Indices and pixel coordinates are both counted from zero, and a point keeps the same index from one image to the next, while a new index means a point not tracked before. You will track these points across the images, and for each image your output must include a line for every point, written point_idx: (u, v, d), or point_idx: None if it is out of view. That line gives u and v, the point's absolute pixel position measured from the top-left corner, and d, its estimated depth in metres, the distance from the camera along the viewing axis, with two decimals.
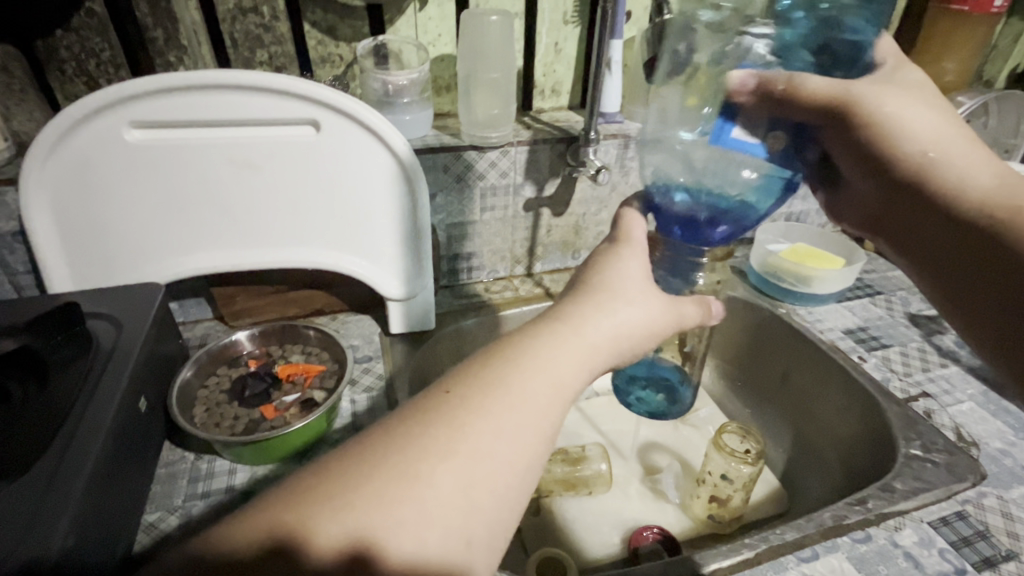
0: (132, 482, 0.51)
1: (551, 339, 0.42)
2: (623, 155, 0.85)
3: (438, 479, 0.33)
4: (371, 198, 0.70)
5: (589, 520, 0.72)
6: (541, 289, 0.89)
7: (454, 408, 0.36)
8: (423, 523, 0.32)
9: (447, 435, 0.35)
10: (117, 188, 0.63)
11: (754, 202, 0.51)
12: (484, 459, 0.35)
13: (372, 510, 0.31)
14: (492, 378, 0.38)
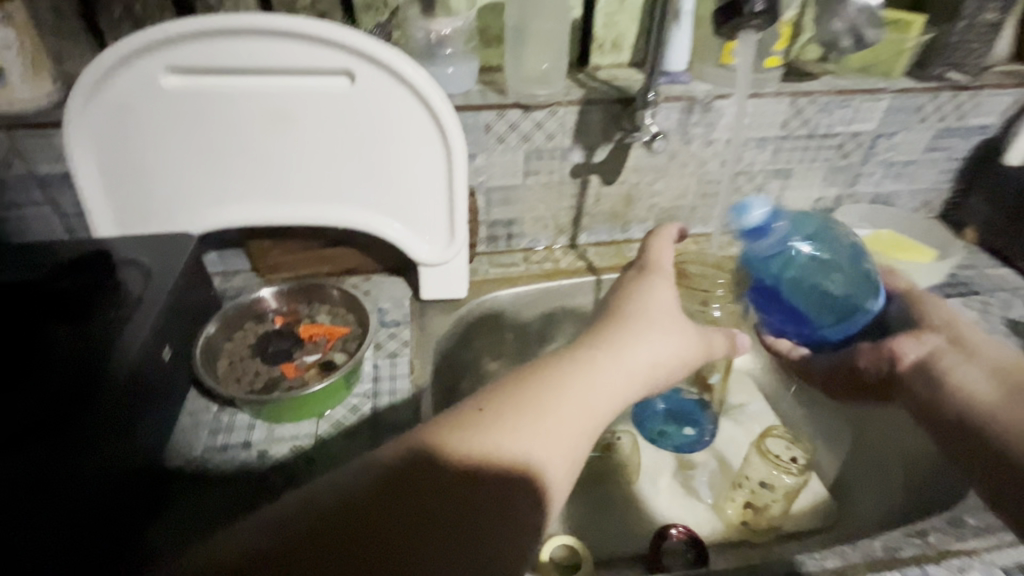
0: (152, 431, 0.52)
1: (614, 329, 0.45)
2: (686, 121, 0.76)
3: (485, 485, 0.33)
4: (407, 156, 0.66)
5: (612, 510, 0.68)
6: (584, 262, 0.83)
7: (518, 378, 0.40)
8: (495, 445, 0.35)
9: (520, 386, 0.39)
10: (154, 134, 0.62)
11: (802, 242, 0.60)
12: (530, 459, 0.35)
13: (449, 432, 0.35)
14: (548, 370, 0.40)
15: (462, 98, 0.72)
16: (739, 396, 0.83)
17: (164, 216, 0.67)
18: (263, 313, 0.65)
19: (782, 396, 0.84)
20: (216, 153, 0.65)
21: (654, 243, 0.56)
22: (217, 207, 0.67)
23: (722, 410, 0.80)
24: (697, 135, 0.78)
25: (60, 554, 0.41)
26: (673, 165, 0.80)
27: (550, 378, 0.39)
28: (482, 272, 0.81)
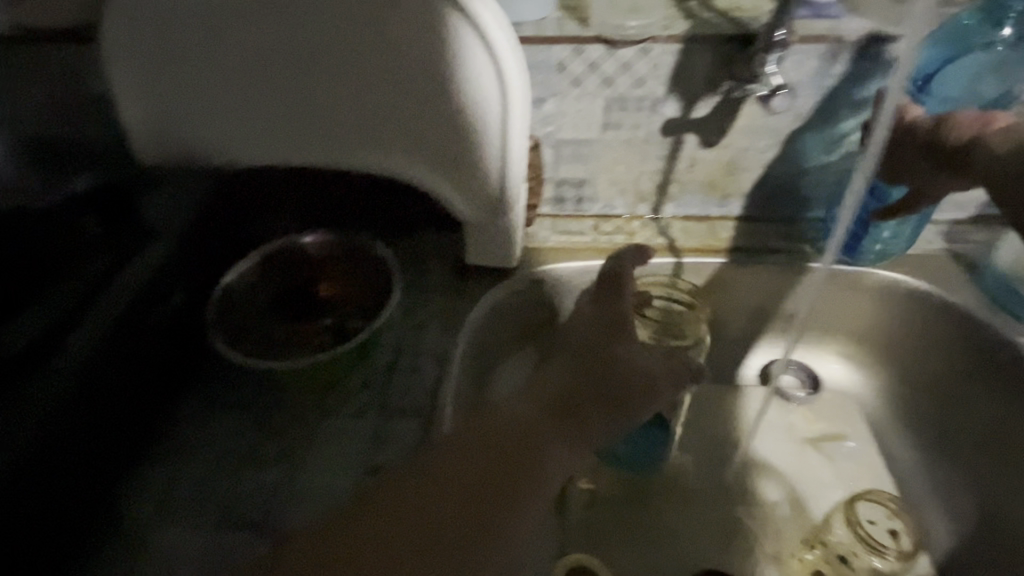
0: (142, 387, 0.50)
1: (586, 367, 0.46)
2: (825, 71, 0.58)
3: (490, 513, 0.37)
4: (456, 102, 0.55)
5: (649, 536, 0.59)
6: (664, 239, 0.69)
7: (496, 424, 0.42)
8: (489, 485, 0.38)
9: (498, 446, 0.40)
10: (186, 56, 0.56)
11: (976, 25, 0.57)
12: (516, 481, 0.39)
13: (441, 485, 0.38)
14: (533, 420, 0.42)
15: (534, 27, 0.59)
16: (836, 426, 0.67)
17: (197, 147, 0.62)
18: (290, 263, 0.60)
19: (893, 434, 0.67)
20: (246, 81, 0.57)
21: (628, 265, 0.54)
22: (251, 141, 0.61)
23: (810, 439, 0.66)
24: (837, 92, 0.60)
25: None
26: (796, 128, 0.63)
27: (534, 392, 0.44)
28: (540, 238, 0.70)
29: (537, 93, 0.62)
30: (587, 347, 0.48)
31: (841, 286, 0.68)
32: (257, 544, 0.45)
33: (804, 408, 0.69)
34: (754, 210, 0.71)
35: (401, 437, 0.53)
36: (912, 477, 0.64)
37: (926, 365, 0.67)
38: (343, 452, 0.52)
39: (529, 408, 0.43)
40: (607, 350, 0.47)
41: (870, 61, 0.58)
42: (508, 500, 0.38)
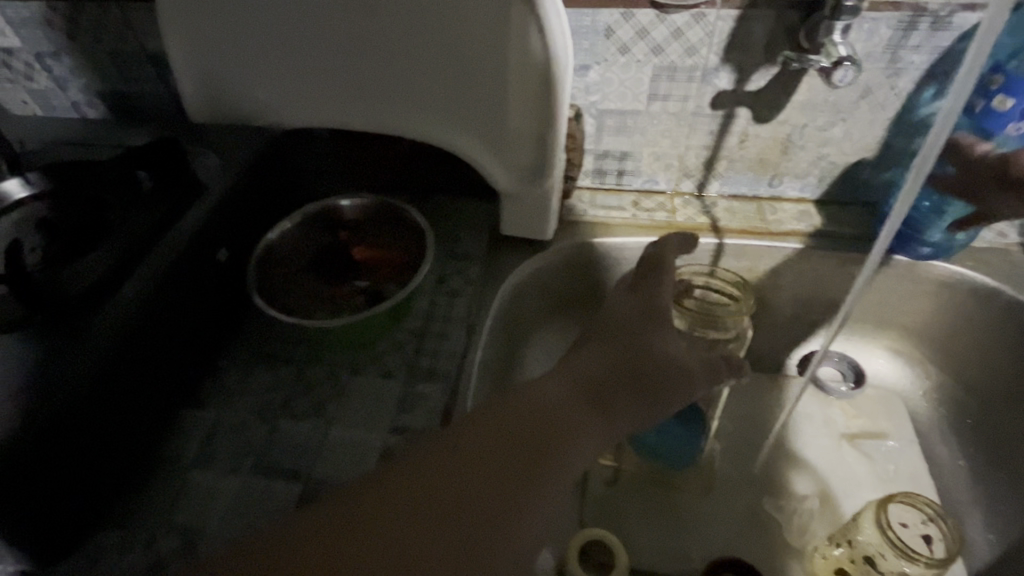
0: (187, 334, 0.52)
1: (616, 349, 0.45)
2: (898, 42, 0.54)
3: (515, 485, 0.37)
4: (499, 68, 0.53)
5: (668, 517, 0.59)
6: (707, 218, 0.67)
7: (525, 398, 0.42)
8: (516, 458, 0.38)
9: (528, 419, 0.40)
10: (235, 14, 0.57)
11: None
12: (542, 455, 0.39)
13: (469, 454, 0.38)
14: (565, 398, 0.42)
15: None
16: (877, 423, 0.64)
17: (247, 106, 0.63)
18: (331, 224, 0.62)
19: (941, 437, 0.64)
20: (291, 41, 0.58)
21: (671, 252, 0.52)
22: (296, 103, 0.62)
23: (847, 435, 0.63)
24: (912, 64, 0.55)
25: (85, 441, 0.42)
26: (862, 105, 0.59)
27: (561, 374, 0.44)
28: (578, 211, 0.69)
29: (582, 60, 0.59)
30: (622, 331, 0.46)
31: (896, 277, 0.64)
32: (285, 493, 0.47)
33: (844, 402, 0.66)
34: (808, 192, 0.67)
35: (425, 401, 0.53)
36: (957, 483, 0.61)
37: (985, 367, 0.63)
38: (367, 413, 0.52)
39: (552, 392, 0.42)
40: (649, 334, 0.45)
41: (952, 32, 0.53)
42: (535, 483, 0.38)
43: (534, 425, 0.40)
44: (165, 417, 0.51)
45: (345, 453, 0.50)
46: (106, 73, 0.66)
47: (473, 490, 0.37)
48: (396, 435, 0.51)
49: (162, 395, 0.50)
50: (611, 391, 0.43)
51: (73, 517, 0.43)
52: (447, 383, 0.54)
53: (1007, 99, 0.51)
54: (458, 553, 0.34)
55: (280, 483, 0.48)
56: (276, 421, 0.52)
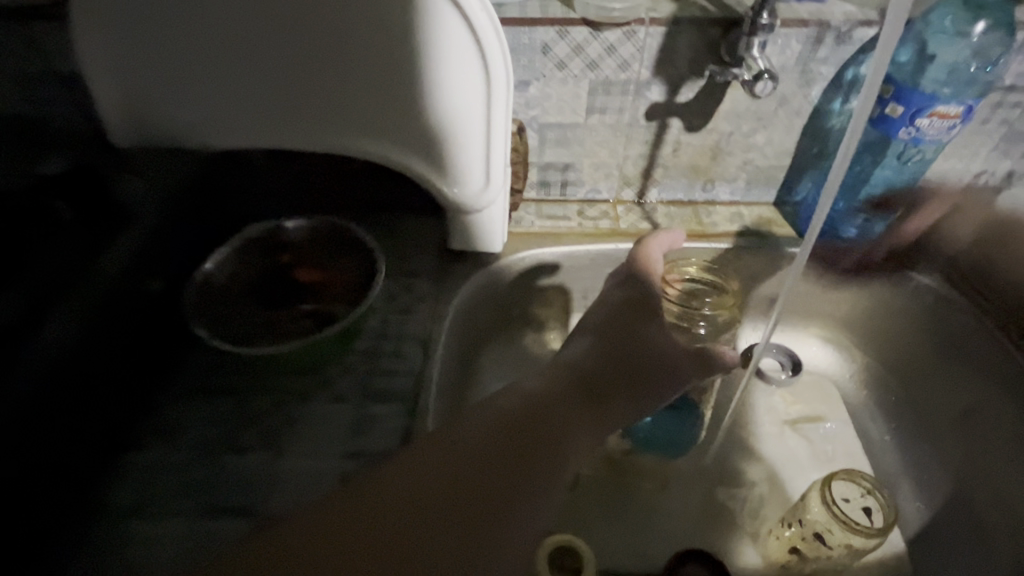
0: (120, 368, 0.50)
1: (595, 355, 0.49)
2: (809, 55, 0.58)
3: (502, 489, 0.39)
4: (437, 80, 0.54)
5: (631, 515, 0.60)
6: (648, 224, 0.70)
7: (512, 411, 0.43)
8: (506, 462, 0.40)
9: (519, 428, 0.42)
10: (157, 36, 0.54)
11: (935, 19, 0.56)
12: (530, 464, 0.41)
13: (459, 459, 0.39)
14: (556, 410, 0.44)
15: (517, 9, 0.58)
16: (814, 408, 0.69)
17: (175, 130, 0.60)
18: (276, 248, 0.60)
19: (870, 414, 0.69)
20: (222, 64, 0.56)
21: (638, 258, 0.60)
22: (232, 125, 0.60)
23: (789, 421, 0.67)
24: (821, 75, 0.59)
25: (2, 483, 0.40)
26: (780, 113, 0.63)
27: (546, 378, 0.47)
28: (526, 222, 0.70)
29: (522, 76, 0.61)
30: (609, 335, 0.51)
31: (821, 271, 0.69)
32: (240, 531, 0.45)
33: (784, 390, 0.70)
34: (738, 195, 0.71)
35: (383, 423, 0.52)
36: (888, 456, 0.65)
37: (903, 348, 0.69)
38: (322, 440, 0.50)
39: (511, 401, 0.44)
40: (633, 330, 0.51)
41: (853, 45, 0.57)
42: (526, 490, 0.39)
43: (498, 433, 0.41)
44: (95, 460, 0.46)
45: (300, 483, 0.47)
46: (15, 97, 0.62)
47: (461, 493, 0.37)
48: (356, 459, 0.49)
49: (93, 433, 0.47)
50: (570, 399, 0.45)
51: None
52: (406, 401, 0.53)
53: (898, 107, 0.56)
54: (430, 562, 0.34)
55: (232, 522, 0.45)
56: (226, 453, 0.49)
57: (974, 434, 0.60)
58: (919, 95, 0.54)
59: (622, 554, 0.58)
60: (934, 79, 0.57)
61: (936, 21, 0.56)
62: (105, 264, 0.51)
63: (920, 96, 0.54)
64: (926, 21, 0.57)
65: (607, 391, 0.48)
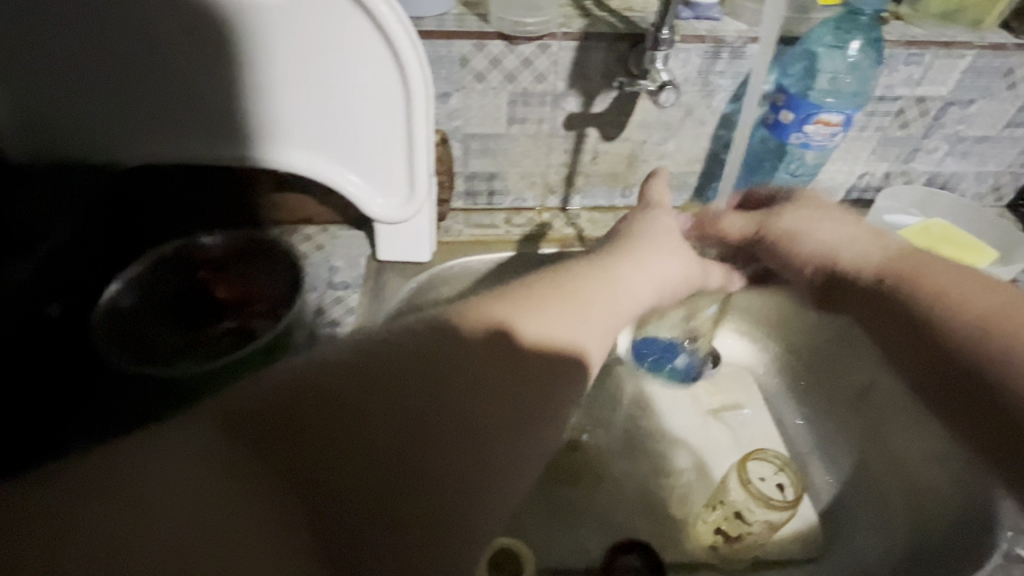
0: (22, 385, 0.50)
1: (561, 316, 0.39)
2: (708, 68, 0.62)
3: (420, 492, 0.28)
4: (359, 94, 0.54)
5: (567, 511, 0.62)
6: (573, 229, 0.73)
7: (467, 367, 0.33)
8: (428, 456, 0.29)
9: (462, 406, 0.32)
10: (40, 47, 0.50)
11: (814, 34, 0.63)
12: (472, 447, 0.31)
13: (363, 446, 0.28)
14: (518, 382, 0.34)
15: (434, 22, 0.59)
16: (734, 397, 0.73)
17: (66, 147, 0.56)
18: (190, 263, 0.57)
19: (784, 398, 0.74)
20: (122, 77, 0.52)
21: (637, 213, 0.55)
22: (133, 140, 0.56)
23: (712, 410, 0.71)
24: (721, 87, 0.64)
25: None
26: (687, 122, 0.67)
27: (509, 327, 0.37)
28: (454, 231, 0.71)
29: (442, 88, 0.62)
30: (575, 281, 0.42)
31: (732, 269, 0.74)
32: None
33: (706, 381, 0.74)
34: None
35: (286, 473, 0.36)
36: (801, 437, 0.70)
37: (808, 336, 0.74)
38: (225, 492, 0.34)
39: (391, 348, 0.33)
40: (612, 289, 0.43)
41: (747, 60, 0.62)
42: (437, 526, 0.28)
43: (367, 370, 0.31)
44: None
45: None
46: None
47: (351, 503, 0.27)
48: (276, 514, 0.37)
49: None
50: (482, 352, 0.35)
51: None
52: None
53: (789, 114, 0.62)
54: (308, 494, 0.26)
55: None
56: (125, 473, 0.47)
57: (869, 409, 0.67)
58: (808, 104, 0.61)
59: (560, 552, 0.59)
60: (821, 91, 0.63)
61: (814, 38, 0.63)
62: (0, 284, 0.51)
63: (806, 105, 0.61)
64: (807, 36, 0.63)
65: (544, 379, 0.36)
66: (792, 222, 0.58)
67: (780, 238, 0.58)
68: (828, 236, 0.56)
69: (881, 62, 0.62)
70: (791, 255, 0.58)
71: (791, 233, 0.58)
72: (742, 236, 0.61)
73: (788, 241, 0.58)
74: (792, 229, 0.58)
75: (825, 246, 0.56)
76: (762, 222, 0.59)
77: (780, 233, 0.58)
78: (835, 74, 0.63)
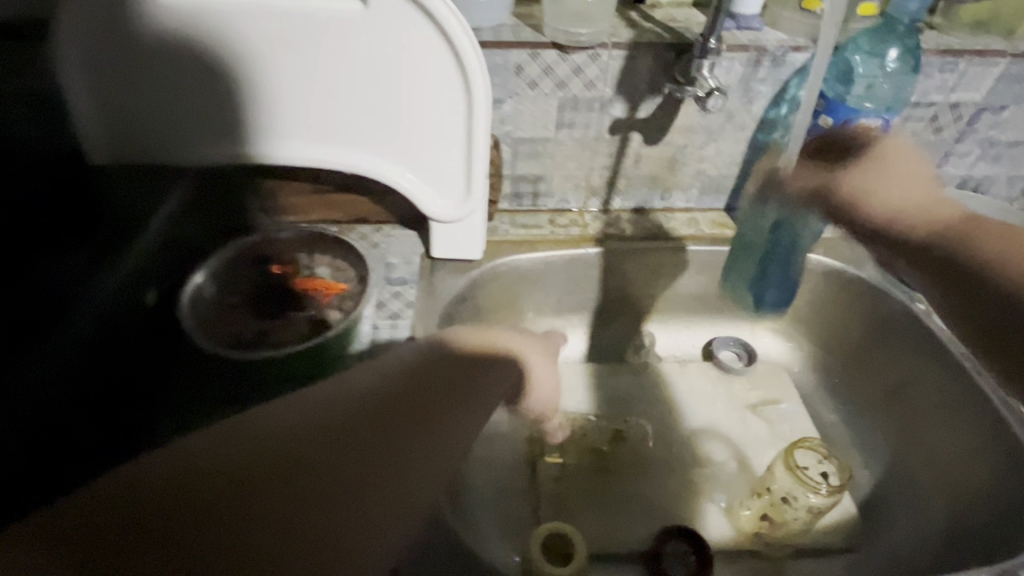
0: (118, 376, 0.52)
1: (451, 389, 0.40)
2: (750, 76, 0.65)
3: (299, 565, 0.29)
4: (423, 95, 0.58)
5: (614, 500, 0.64)
6: (614, 230, 0.76)
7: (355, 428, 0.34)
8: (326, 524, 0.31)
9: (361, 467, 0.33)
10: (139, 56, 0.55)
11: (856, 41, 0.64)
12: (373, 501, 0.33)
13: (243, 518, 0.29)
14: (407, 435, 0.36)
15: (491, 33, 0.63)
16: (771, 393, 0.75)
17: (155, 148, 0.61)
18: (262, 259, 0.61)
19: (819, 395, 0.76)
20: (212, 84, 0.57)
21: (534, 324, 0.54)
22: (213, 141, 0.61)
23: (749, 406, 0.73)
24: (762, 93, 0.67)
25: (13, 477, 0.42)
26: (727, 127, 0.70)
27: (407, 388, 0.39)
28: (501, 231, 0.74)
29: (496, 94, 0.66)
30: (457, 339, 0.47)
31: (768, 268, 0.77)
32: None
33: (742, 378, 0.76)
34: (693, 202, 0.78)
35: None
36: (837, 432, 0.72)
37: (842, 334, 0.76)
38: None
39: (297, 419, 0.34)
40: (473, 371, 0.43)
41: (787, 68, 0.65)
42: None
43: (268, 445, 0.32)
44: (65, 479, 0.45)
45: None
46: None
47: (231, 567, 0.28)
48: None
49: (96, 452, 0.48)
50: (395, 402, 0.37)
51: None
52: None
53: (829, 118, 0.64)
54: (177, 568, 0.28)
55: None
56: None
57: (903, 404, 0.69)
58: (846, 109, 0.63)
59: (609, 538, 0.61)
60: (859, 97, 0.65)
61: (856, 44, 0.64)
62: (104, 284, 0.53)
63: (846, 109, 0.63)
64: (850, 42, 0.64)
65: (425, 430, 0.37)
66: (862, 178, 0.48)
67: (855, 191, 0.48)
68: (906, 198, 0.46)
69: (916, 68, 0.64)
70: (860, 213, 0.47)
71: (859, 188, 0.48)
72: (812, 185, 0.50)
73: (853, 200, 0.48)
74: (863, 184, 0.48)
75: (891, 207, 0.46)
76: (835, 173, 0.49)
77: (849, 186, 0.48)
78: (875, 80, 0.65)
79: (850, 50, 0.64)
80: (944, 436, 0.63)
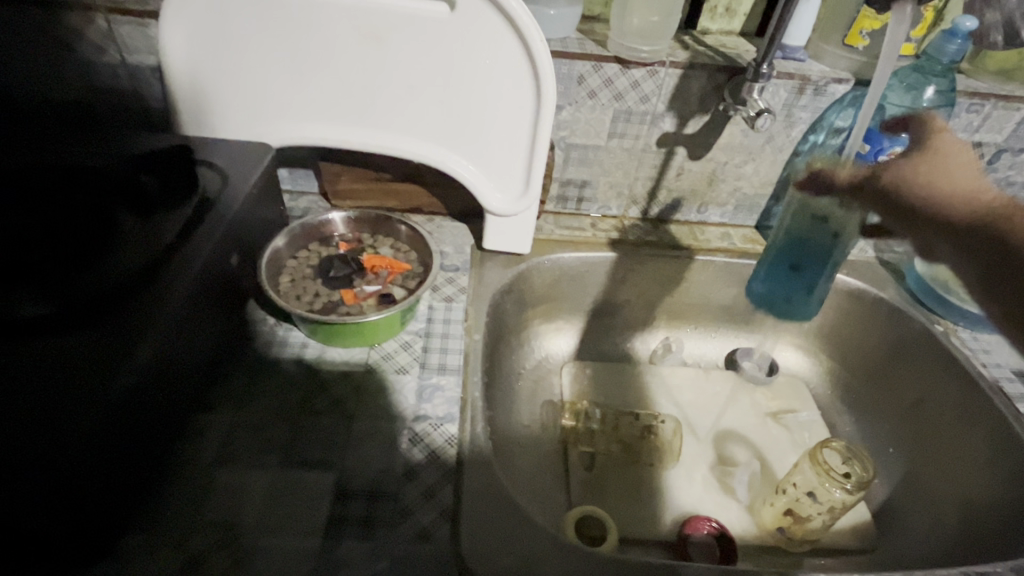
0: (199, 356, 0.52)
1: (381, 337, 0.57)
2: (792, 102, 0.71)
3: (285, 484, 0.48)
4: (494, 93, 0.62)
5: (642, 487, 0.67)
6: (652, 238, 0.80)
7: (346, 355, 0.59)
8: (344, 450, 0.51)
9: (324, 427, 0.53)
10: (240, 39, 0.60)
11: (896, 77, 0.69)
12: (347, 406, 0.55)
13: (227, 502, 0.47)
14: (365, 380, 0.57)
15: (559, 44, 0.68)
16: (790, 402, 0.79)
17: (238, 123, 0.65)
18: (328, 236, 0.67)
19: (835, 408, 0.81)
20: (302, 67, 0.62)
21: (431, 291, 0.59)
22: (294, 122, 0.66)
23: (770, 413, 0.77)
24: (802, 119, 0.72)
25: (103, 486, 0.40)
26: (766, 148, 0.75)
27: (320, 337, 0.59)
28: (546, 231, 0.79)
29: (557, 101, 0.70)
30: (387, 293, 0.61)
31: None
32: (319, 481, 0.49)
33: (763, 388, 0.80)
34: (726, 217, 0.83)
35: (228, 442, 0.51)
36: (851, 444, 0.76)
37: (858, 349, 0.81)
38: (304, 503, 0.47)
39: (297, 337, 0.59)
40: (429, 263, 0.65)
41: (827, 97, 0.70)
42: (287, 489, 0.48)
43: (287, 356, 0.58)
44: (177, 422, 0.50)
45: (275, 523, 0.46)
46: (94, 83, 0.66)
47: (353, 454, 0.51)
48: (332, 530, 0.46)
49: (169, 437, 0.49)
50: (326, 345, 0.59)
51: (89, 537, 0.40)
52: (460, 373, 0.59)
53: (865, 145, 0.69)
54: (276, 500, 0.47)
55: (312, 473, 0.49)
56: (294, 455, 0.51)
57: (920, 420, 0.72)
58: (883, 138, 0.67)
59: (637, 526, 0.64)
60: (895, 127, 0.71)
61: (897, 81, 0.69)
62: (152, 245, 0.51)
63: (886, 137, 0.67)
64: (895, 75, 0.69)
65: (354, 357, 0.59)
66: (897, 167, 0.50)
67: (888, 177, 0.50)
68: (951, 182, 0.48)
69: (951, 105, 0.69)
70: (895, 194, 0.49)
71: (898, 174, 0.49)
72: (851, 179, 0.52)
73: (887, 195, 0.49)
74: (909, 170, 0.49)
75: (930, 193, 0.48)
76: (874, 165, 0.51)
77: (885, 172, 0.50)
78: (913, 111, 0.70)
79: (895, 84, 0.69)
80: (955, 449, 0.67)
